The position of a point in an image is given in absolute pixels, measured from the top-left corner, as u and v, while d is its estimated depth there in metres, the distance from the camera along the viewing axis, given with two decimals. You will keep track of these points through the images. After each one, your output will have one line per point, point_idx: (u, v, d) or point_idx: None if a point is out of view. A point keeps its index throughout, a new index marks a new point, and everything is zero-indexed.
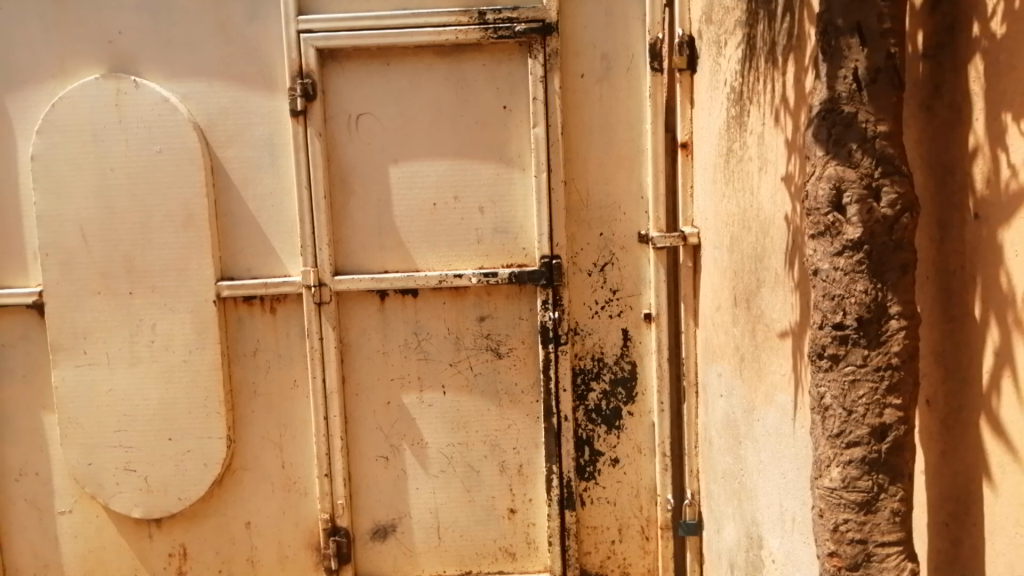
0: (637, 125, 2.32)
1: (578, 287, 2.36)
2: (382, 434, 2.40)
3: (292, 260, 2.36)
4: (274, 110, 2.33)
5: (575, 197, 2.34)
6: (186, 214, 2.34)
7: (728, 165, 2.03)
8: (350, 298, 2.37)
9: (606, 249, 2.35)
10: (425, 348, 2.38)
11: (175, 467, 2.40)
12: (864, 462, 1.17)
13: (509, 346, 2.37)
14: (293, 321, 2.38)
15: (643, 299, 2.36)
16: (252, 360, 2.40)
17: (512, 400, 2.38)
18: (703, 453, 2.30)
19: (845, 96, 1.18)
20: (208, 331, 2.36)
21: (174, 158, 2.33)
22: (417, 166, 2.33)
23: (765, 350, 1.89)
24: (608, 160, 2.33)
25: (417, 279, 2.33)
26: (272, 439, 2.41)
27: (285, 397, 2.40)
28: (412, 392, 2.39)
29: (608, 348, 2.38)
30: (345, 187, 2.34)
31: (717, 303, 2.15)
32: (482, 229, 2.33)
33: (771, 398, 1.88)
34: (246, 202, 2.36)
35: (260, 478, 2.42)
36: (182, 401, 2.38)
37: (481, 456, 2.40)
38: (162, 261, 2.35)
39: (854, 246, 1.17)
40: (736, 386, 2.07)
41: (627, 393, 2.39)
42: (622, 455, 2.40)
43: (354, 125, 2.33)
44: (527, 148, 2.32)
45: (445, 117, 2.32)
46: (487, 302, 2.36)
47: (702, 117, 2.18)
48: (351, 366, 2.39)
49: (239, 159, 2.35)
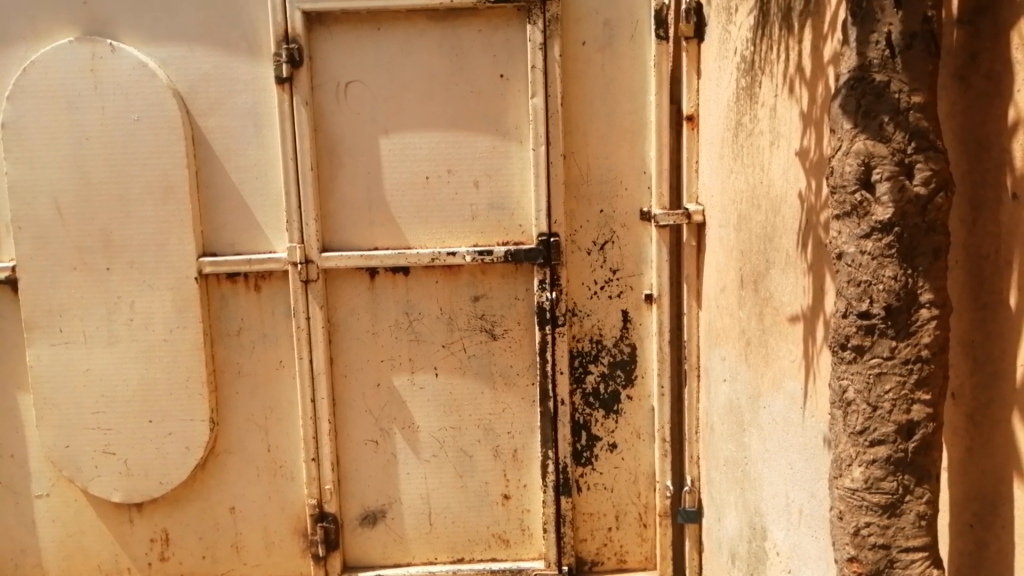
0: (640, 97, 2.21)
1: (577, 266, 2.26)
2: (371, 417, 2.31)
3: (277, 235, 2.26)
4: (259, 77, 2.21)
5: (575, 171, 2.23)
6: (165, 187, 2.22)
7: (737, 139, 1.93)
8: (338, 276, 2.27)
9: (607, 227, 2.25)
10: (417, 329, 2.28)
11: (156, 450, 2.31)
12: (889, 462, 1.09)
13: (504, 327, 2.28)
14: (278, 299, 2.28)
15: (644, 280, 2.27)
16: (236, 339, 2.30)
17: (507, 382, 2.29)
18: (704, 439, 2.22)
19: (878, 64, 1.08)
20: (190, 309, 2.26)
21: (152, 127, 2.21)
22: (409, 138, 2.22)
23: (774, 335, 1.80)
24: (610, 133, 2.22)
25: (408, 256, 2.22)
26: (257, 421, 2.32)
27: (270, 378, 2.30)
28: (403, 374, 2.30)
29: (607, 330, 2.29)
30: (333, 159, 2.23)
31: (721, 284, 2.05)
32: (477, 205, 2.23)
33: (779, 386, 1.79)
34: (229, 174, 2.25)
35: (245, 462, 2.34)
36: (163, 382, 2.29)
37: (475, 441, 2.31)
38: (141, 236, 2.24)
39: (884, 229, 1.07)
40: (741, 371, 1.98)
41: (626, 376, 2.30)
42: (620, 440, 2.32)
43: (343, 93, 2.21)
44: (525, 119, 2.20)
45: (439, 86, 2.20)
46: (482, 282, 2.26)
47: (709, 90, 2.08)
48: (339, 346, 2.29)
49: (222, 129, 2.23)
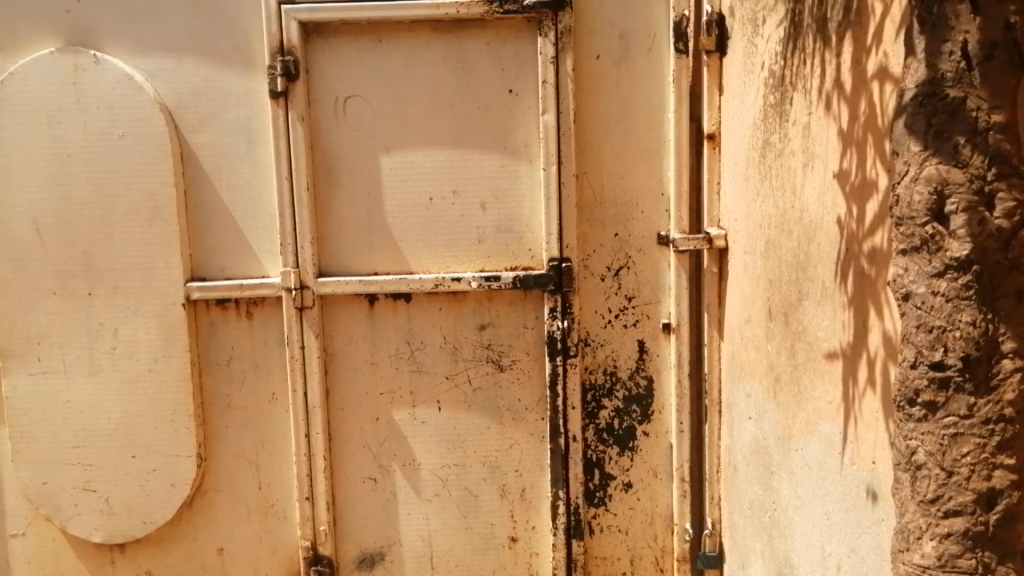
0: (658, 114, 2.07)
1: (590, 293, 2.12)
2: (369, 454, 2.16)
3: (271, 259, 2.12)
4: (252, 91, 2.08)
5: (588, 192, 2.10)
6: (151, 207, 2.08)
7: (764, 160, 1.80)
8: (335, 303, 2.12)
9: (622, 252, 2.11)
10: (419, 359, 2.14)
11: (140, 488, 2.16)
12: (967, 537, 0.95)
13: (512, 358, 2.13)
14: (271, 328, 2.14)
15: (662, 308, 2.12)
16: (225, 370, 2.15)
17: (515, 417, 2.15)
18: (726, 479, 2.07)
19: (952, 77, 0.93)
20: (177, 338, 2.11)
21: (138, 143, 2.07)
22: (411, 156, 2.08)
23: (807, 372, 1.66)
24: (625, 153, 2.08)
25: (410, 282, 2.08)
26: (247, 457, 2.17)
27: (262, 411, 2.16)
28: (404, 408, 2.15)
29: (622, 361, 2.14)
30: (331, 178, 2.10)
31: (747, 314, 1.91)
32: (484, 227, 2.09)
33: (814, 428, 1.64)
34: (220, 194, 2.11)
35: (234, 501, 2.19)
36: (147, 415, 2.14)
37: (480, 479, 2.16)
38: (125, 259, 2.10)
39: (960, 267, 0.93)
40: (769, 409, 1.83)
41: (642, 411, 2.15)
42: (636, 479, 2.17)
43: (342, 109, 2.08)
44: (535, 137, 2.07)
45: (443, 101, 2.07)
46: (488, 309, 2.12)
47: (732, 107, 1.95)
48: (335, 378, 2.15)
49: (212, 146, 2.10)
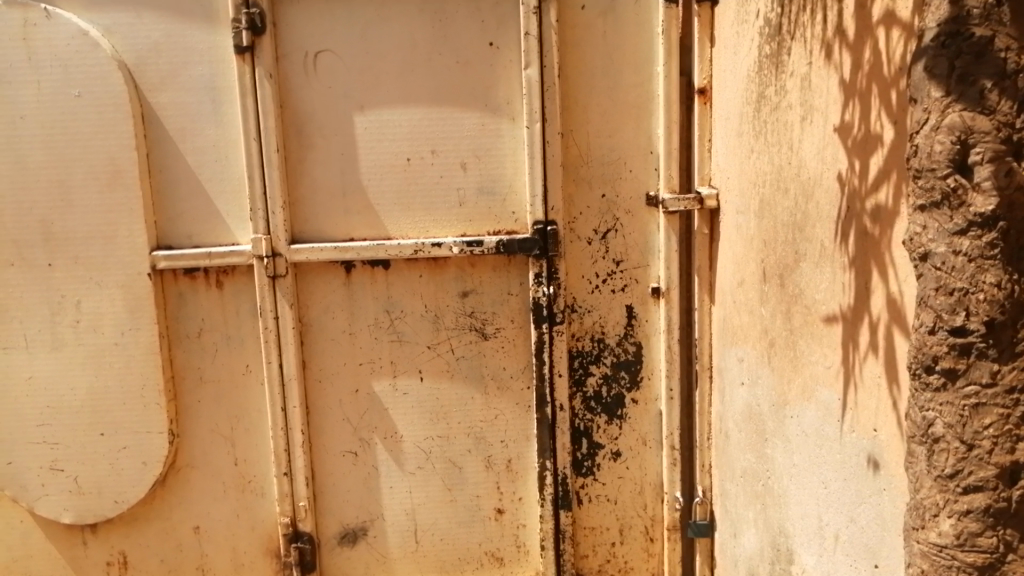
0: (646, 68, 1.97)
1: (576, 257, 2.04)
2: (350, 426, 2.09)
3: (241, 226, 2.01)
4: (216, 47, 1.95)
5: (573, 151, 2.00)
6: (111, 172, 1.96)
7: (758, 115, 1.71)
8: (310, 270, 2.03)
9: (609, 213, 2.02)
10: (399, 328, 2.05)
11: (110, 466, 2.07)
12: (987, 514, 0.89)
13: (496, 326, 2.05)
14: (243, 298, 2.04)
15: (651, 272, 2.04)
16: (196, 342, 2.06)
17: (500, 386, 2.07)
18: (717, 447, 2.01)
19: (978, 14, 0.85)
20: (143, 310, 2.01)
21: (95, 103, 1.94)
22: (387, 115, 1.97)
23: (804, 337, 1.59)
24: (612, 109, 1.99)
25: (388, 248, 1.99)
26: (222, 432, 2.09)
27: (236, 385, 2.07)
28: (385, 379, 2.07)
29: (610, 328, 2.07)
30: (302, 139, 1.99)
31: (739, 276, 1.84)
32: (465, 189, 1.99)
33: (810, 394, 1.58)
34: (185, 157, 1.99)
35: (209, 477, 2.11)
36: (115, 391, 2.04)
37: (465, 450, 2.10)
38: (86, 227, 1.98)
39: (985, 223, 0.85)
40: (763, 374, 1.77)
41: (631, 378, 2.09)
42: (625, 448, 2.11)
43: (312, 65, 1.96)
44: (517, 94, 1.96)
45: (420, 56, 1.96)
46: (471, 275, 2.03)
47: (724, 59, 1.85)
48: (312, 349, 2.06)
49: (175, 106, 1.97)
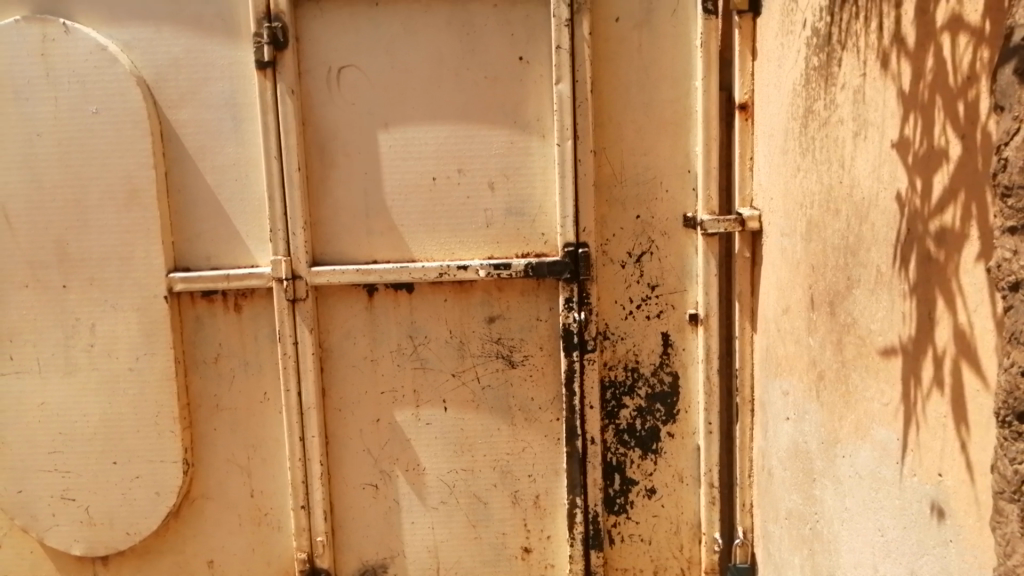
0: (684, 83, 1.87)
1: (609, 282, 1.93)
2: (370, 458, 1.99)
3: (260, 247, 1.94)
4: (237, 63, 1.89)
5: (606, 170, 1.90)
6: (128, 191, 1.91)
7: (806, 131, 1.60)
8: (331, 294, 1.95)
9: (644, 236, 1.92)
10: (422, 355, 1.96)
11: (122, 496, 1.99)
12: None
13: (524, 353, 1.95)
14: (261, 322, 1.96)
15: (689, 297, 1.93)
16: (212, 368, 1.98)
17: (528, 417, 1.96)
18: (759, 485, 1.89)
19: None
20: (158, 334, 1.94)
21: (113, 120, 1.89)
22: (412, 132, 1.89)
23: (857, 369, 1.47)
24: (648, 126, 1.89)
25: (412, 271, 1.90)
26: (237, 462, 2.00)
27: (253, 413, 1.98)
28: (407, 409, 1.97)
29: (645, 356, 1.95)
30: (324, 157, 1.92)
31: (785, 304, 1.72)
32: (493, 210, 1.90)
33: (865, 433, 1.46)
34: (204, 175, 1.93)
35: (225, 509, 2.02)
36: (128, 418, 1.97)
37: (490, 485, 1.99)
38: (102, 247, 1.92)
39: None
40: (810, 409, 1.65)
41: (667, 411, 1.97)
42: (660, 485, 1.99)
43: (335, 81, 1.90)
44: (548, 110, 1.88)
45: (447, 71, 1.88)
46: (498, 300, 1.94)
47: (767, 73, 1.75)
48: (332, 376, 1.97)
49: (194, 123, 1.92)
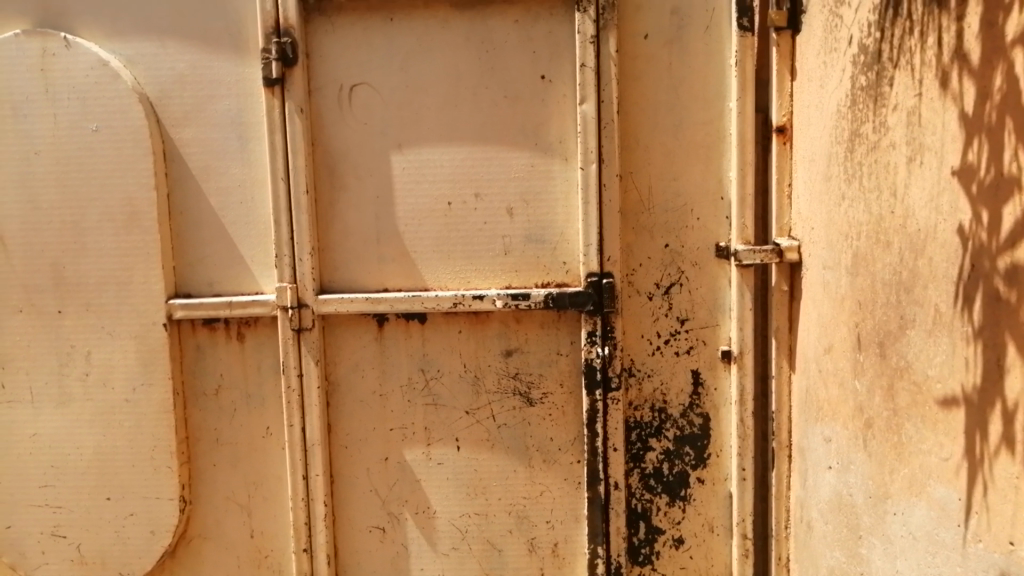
0: (717, 104, 1.75)
1: (635, 315, 1.80)
2: (377, 499, 1.87)
3: (265, 274, 1.84)
4: (244, 80, 1.80)
5: (633, 196, 1.78)
6: (129, 213, 1.81)
7: (852, 156, 1.47)
8: (339, 324, 1.84)
9: (673, 266, 1.79)
10: (434, 390, 1.84)
11: (115, 534, 1.88)
12: None
13: (543, 390, 1.82)
14: (265, 352, 1.85)
15: (721, 332, 1.80)
16: (213, 400, 1.87)
17: (546, 459, 1.83)
18: (797, 538, 1.74)
19: None
20: (157, 363, 1.84)
21: (113, 139, 1.80)
22: (427, 154, 1.79)
23: (911, 419, 1.33)
24: (678, 149, 1.77)
25: (424, 301, 1.78)
26: (237, 501, 1.89)
27: (254, 449, 1.87)
28: (417, 447, 1.85)
29: (673, 395, 1.82)
30: (334, 180, 1.81)
31: (828, 342, 1.58)
32: (511, 237, 1.79)
33: (920, 490, 1.31)
34: (208, 197, 1.83)
35: (223, 550, 1.91)
36: (123, 452, 1.86)
37: (505, 531, 1.85)
38: (99, 272, 1.83)
39: None
40: (856, 459, 1.50)
41: (696, 454, 1.83)
42: (689, 534, 1.84)
43: (347, 99, 1.80)
44: (571, 131, 1.76)
45: (464, 90, 1.77)
46: (515, 333, 1.81)
47: (808, 94, 1.63)
48: (338, 411, 1.86)
49: (199, 142, 1.82)
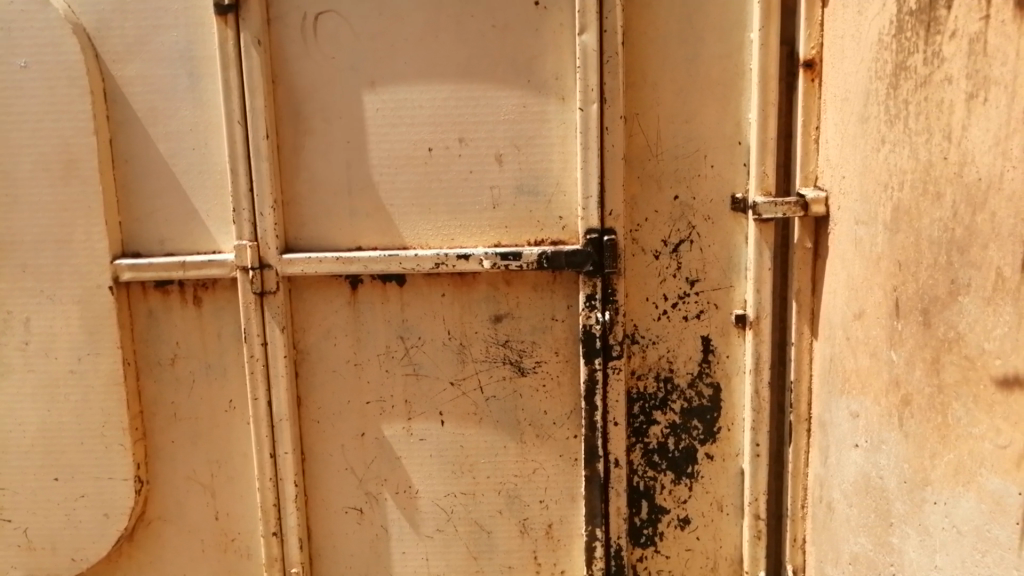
0: (736, 35, 1.54)
1: (639, 276, 1.61)
2: (354, 478, 1.70)
3: (223, 230, 1.63)
4: (193, 7, 1.57)
5: (638, 141, 1.58)
6: (66, 162, 1.60)
7: (896, 94, 1.26)
8: (308, 286, 1.64)
9: (682, 220, 1.60)
10: (415, 359, 1.65)
11: (65, 518, 1.71)
12: None
13: (536, 359, 1.64)
14: (225, 318, 1.66)
15: (734, 295, 1.61)
16: (169, 371, 1.68)
17: (540, 434, 1.66)
18: (815, 519, 1.58)
19: None
20: (104, 331, 1.64)
21: (45, 76, 1.57)
22: (404, 93, 1.57)
23: (960, 398, 1.14)
24: (690, 87, 1.55)
25: (402, 261, 1.58)
26: (200, 480, 1.71)
27: (217, 424, 1.69)
28: (397, 422, 1.67)
29: (680, 364, 1.64)
30: (299, 123, 1.60)
31: (858, 307, 1.40)
32: (500, 188, 1.58)
33: (968, 479, 1.13)
34: (156, 144, 1.62)
35: (185, 534, 1.74)
36: (71, 428, 1.68)
37: (494, 512, 1.69)
38: (35, 229, 1.62)
39: None
40: (888, 439, 1.32)
41: (705, 428, 1.66)
42: (695, 515, 1.69)
43: (312, 30, 1.57)
44: (569, 67, 1.55)
45: (447, 18, 1.55)
46: (505, 296, 1.62)
47: (842, 22, 1.41)
48: (310, 382, 1.67)
49: (143, 80, 1.60)
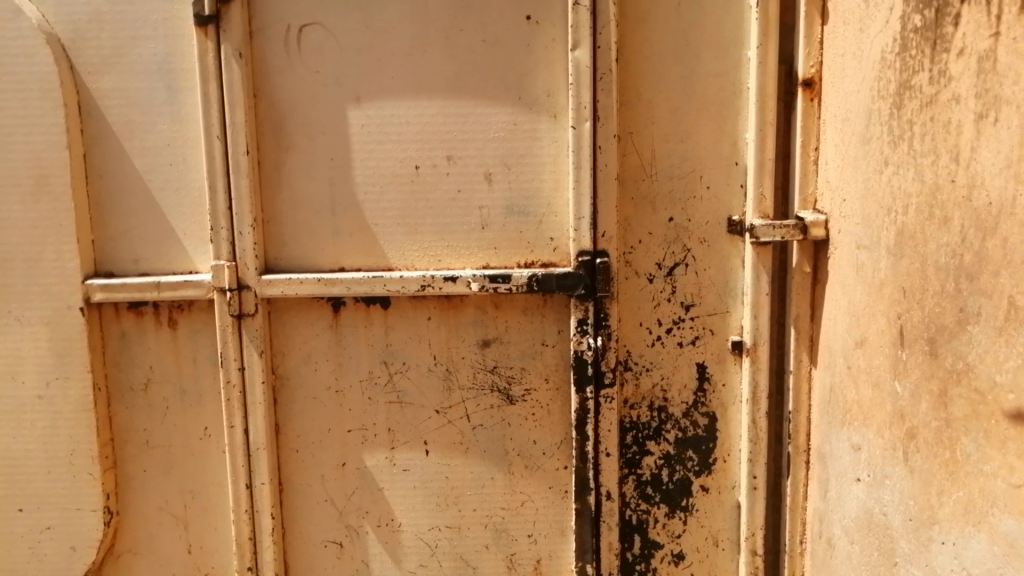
0: (733, 52, 1.49)
1: (632, 300, 1.55)
2: (334, 510, 1.63)
3: (201, 250, 1.57)
4: (173, 19, 1.52)
5: (632, 161, 1.52)
6: (37, 177, 1.53)
7: (899, 114, 1.22)
8: (288, 309, 1.58)
9: (677, 243, 1.54)
10: (399, 385, 1.59)
11: (30, 551, 1.62)
12: None
13: (525, 387, 1.58)
14: (202, 341, 1.59)
15: (731, 321, 1.55)
16: (141, 396, 1.61)
17: (529, 464, 1.59)
18: (815, 556, 1.51)
19: None
20: (74, 354, 1.57)
21: (17, 89, 1.51)
22: (390, 109, 1.52)
23: (969, 433, 1.08)
24: (686, 106, 1.51)
25: (387, 283, 1.52)
26: (172, 512, 1.64)
27: (191, 453, 1.62)
28: (380, 452, 1.60)
29: (675, 392, 1.58)
30: (281, 138, 1.54)
31: (860, 335, 1.34)
32: (489, 208, 1.53)
33: (979, 518, 1.06)
34: (132, 160, 1.56)
35: (156, 568, 1.66)
36: (38, 456, 1.60)
37: (480, 546, 1.62)
38: (4, 246, 1.55)
39: None
40: (893, 474, 1.26)
41: (700, 460, 1.60)
42: (690, 550, 1.62)
43: (295, 43, 1.51)
44: (561, 84, 1.50)
45: (435, 33, 1.50)
46: (494, 320, 1.56)
47: (843, 40, 1.37)
48: (289, 409, 1.60)
49: (120, 93, 1.54)
